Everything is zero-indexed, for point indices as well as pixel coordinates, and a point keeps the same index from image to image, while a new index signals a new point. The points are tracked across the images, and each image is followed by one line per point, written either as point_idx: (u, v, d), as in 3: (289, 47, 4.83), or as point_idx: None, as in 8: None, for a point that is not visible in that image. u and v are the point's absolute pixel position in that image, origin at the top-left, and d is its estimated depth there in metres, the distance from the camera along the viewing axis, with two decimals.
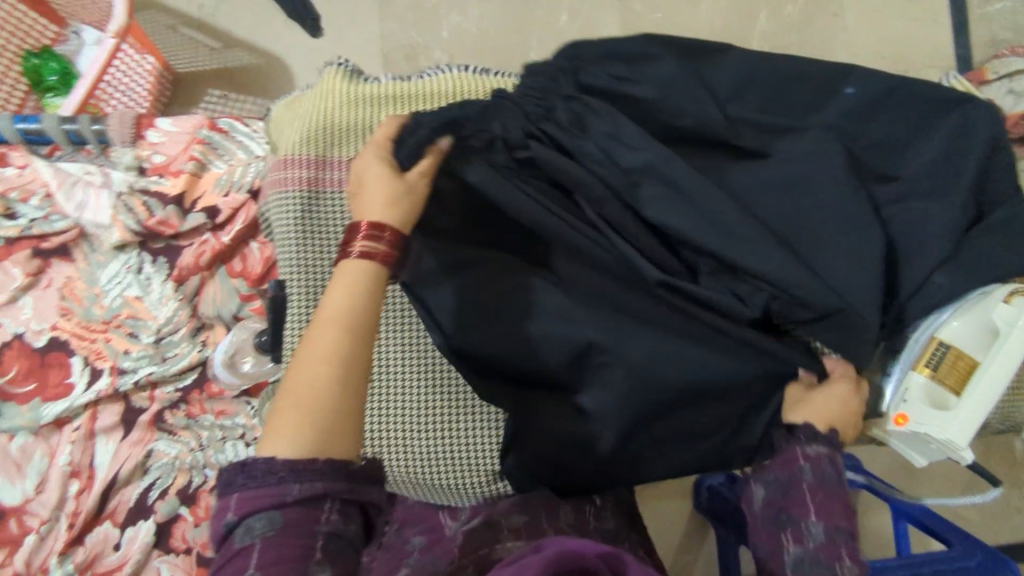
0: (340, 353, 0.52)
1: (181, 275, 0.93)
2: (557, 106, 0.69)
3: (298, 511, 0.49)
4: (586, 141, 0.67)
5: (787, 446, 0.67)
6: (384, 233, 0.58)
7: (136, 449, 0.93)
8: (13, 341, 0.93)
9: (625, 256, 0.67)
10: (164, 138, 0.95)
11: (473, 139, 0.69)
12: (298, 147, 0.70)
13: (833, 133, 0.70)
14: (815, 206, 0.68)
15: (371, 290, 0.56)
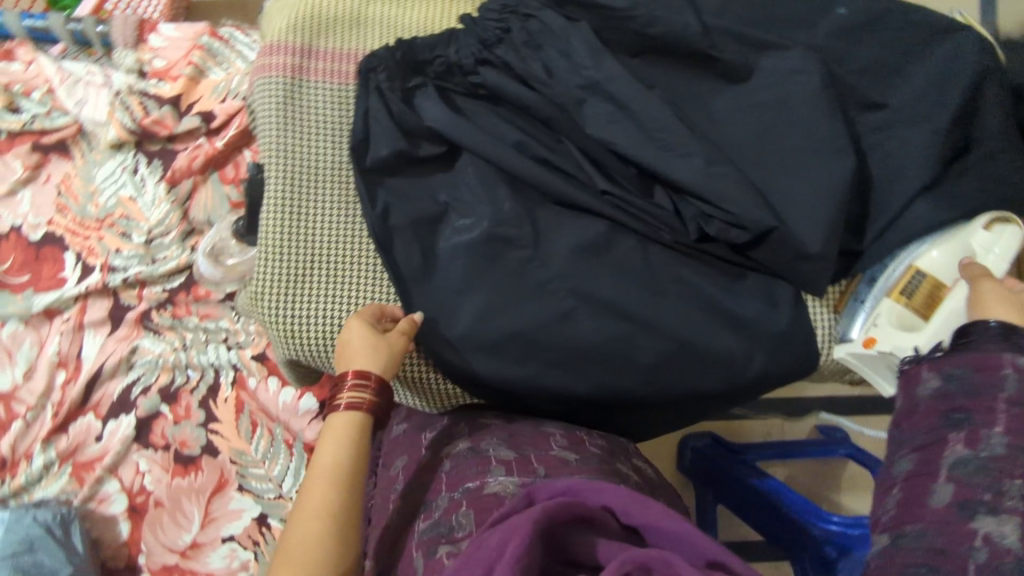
0: (335, 510, 0.57)
1: (174, 177, 0.95)
2: (514, 28, 0.69)
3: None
4: (534, 64, 0.68)
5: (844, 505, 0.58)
6: (368, 378, 0.63)
7: (122, 344, 0.95)
8: (11, 233, 0.96)
9: (588, 173, 0.70)
10: (166, 44, 0.96)
11: (433, 66, 0.71)
12: (285, 35, 0.71)
13: (816, 53, 0.71)
14: (790, 125, 0.69)
15: (358, 440, 0.61)
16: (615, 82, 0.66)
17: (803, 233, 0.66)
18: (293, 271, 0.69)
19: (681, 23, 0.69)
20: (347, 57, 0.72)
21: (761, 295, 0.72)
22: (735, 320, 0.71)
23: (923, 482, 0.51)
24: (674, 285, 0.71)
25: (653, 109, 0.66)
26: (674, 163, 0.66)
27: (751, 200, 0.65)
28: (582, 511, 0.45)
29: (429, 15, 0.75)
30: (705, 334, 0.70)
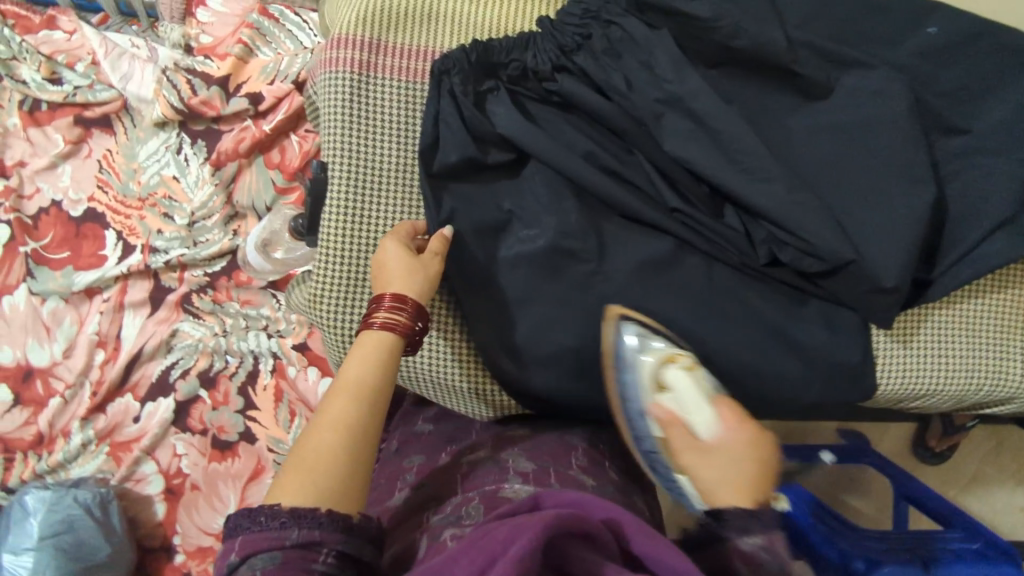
0: (358, 426, 0.53)
1: (219, 159, 0.93)
2: (595, 34, 0.68)
3: (298, 552, 0.46)
4: (614, 74, 0.66)
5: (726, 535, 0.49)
6: (407, 303, 0.58)
7: (162, 327, 0.94)
8: (51, 207, 0.95)
9: (658, 189, 0.68)
10: (213, 19, 0.94)
11: (508, 69, 0.69)
12: (350, 27, 0.67)
13: (903, 72, 0.68)
14: (873, 148, 0.66)
15: (388, 360, 0.57)
16: (699, 99, 0.64)
17: (882, 264, 0.63)
18: (353, 275, 0.66)
19: (767, 34, 0.65)
20: (415, 53, 0.69)
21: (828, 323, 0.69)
22: (799, 347, 0.69)
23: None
24: (740, 309, 0.69)
25: (735, 128, 0.63)
26: (754, 188, 0.63)
27: (829, 228, 0.63)
28: (585, 525, 0.41)
29: (501, 13, 0.72)
30: (768, 360, 0.68)
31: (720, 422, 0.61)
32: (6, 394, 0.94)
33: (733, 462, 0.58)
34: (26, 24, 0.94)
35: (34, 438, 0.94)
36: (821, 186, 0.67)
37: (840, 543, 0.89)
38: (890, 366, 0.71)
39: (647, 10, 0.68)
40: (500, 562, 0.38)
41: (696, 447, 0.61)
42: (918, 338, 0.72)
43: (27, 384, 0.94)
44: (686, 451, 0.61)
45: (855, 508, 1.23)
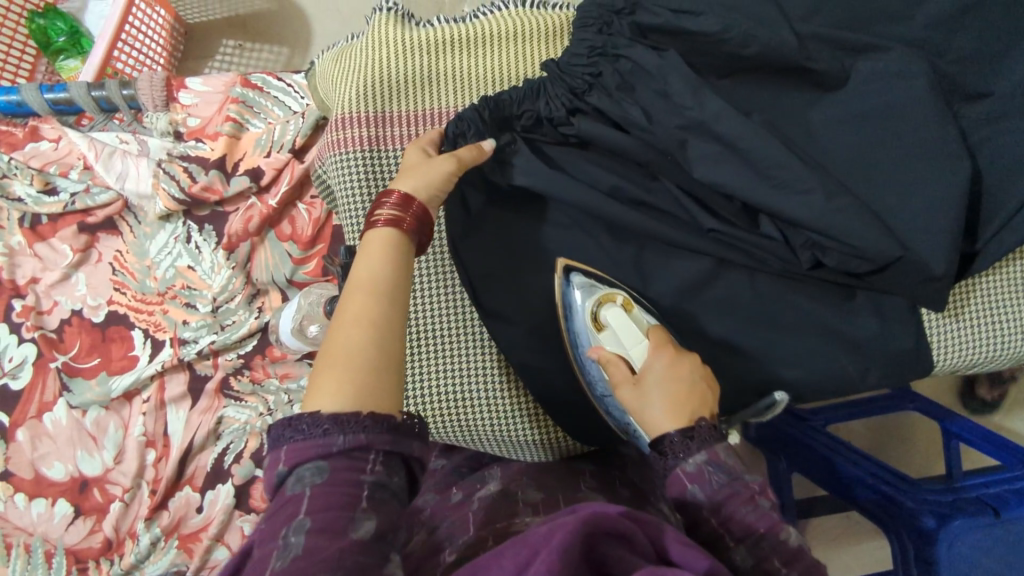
0: (387, 319, 0.47)
1: (231, 242, 0.92)
2: (605, 71, 0.68)
3: (345, 462, 0.42)
4: (632, 108, 0.66)
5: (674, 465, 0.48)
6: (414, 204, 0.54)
7: (207, 416, 0.94)
8: (73, 318, 0.94)
9: (688, 212, 0.68)
10: (197, 99, 0.92)
11: (522, 120, 0.70)
12: (355, 105, 0.68)
13: (914, 48, 0.66)
14: (900, 134, 0.64)
15: (402, 252, 0.52)
16: (722, 121, 0.63)
17: (932, 252, 0.62)
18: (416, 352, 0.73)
19: (777, 38, 0.64)
20: (422, 119, 0.69)
21: (876, 314, 0.69)
22: (855, 341, 0.69)
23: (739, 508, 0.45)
24: (783, 315, 0.69)
25: (763, 144, 0.62)
26: (792, 201, 0.62)
27: (873, 228, 0.61)
28: (613, 525, 0.39)
29: (502, 61, 0.71)
30: (825, 359, 0.69)
31: (650, 349, 0.57)
32: (65, 508, 0.93)
33: (675, 380, 0.54)
34: (11, 141, 0.93)
35: (101, 545, 0.93)
36: (856, 181, 0.65)
37: (907, 502, 0.84)
38: (943, 342, 0.72)
39: (649, 33, 0.67)
40: (538, 562, 0.37)
41: (632, 379, 0.56)
42: (965, 309, 0.72)
43: (84, 495, 0.93)
44: (625, 383, 0.56)
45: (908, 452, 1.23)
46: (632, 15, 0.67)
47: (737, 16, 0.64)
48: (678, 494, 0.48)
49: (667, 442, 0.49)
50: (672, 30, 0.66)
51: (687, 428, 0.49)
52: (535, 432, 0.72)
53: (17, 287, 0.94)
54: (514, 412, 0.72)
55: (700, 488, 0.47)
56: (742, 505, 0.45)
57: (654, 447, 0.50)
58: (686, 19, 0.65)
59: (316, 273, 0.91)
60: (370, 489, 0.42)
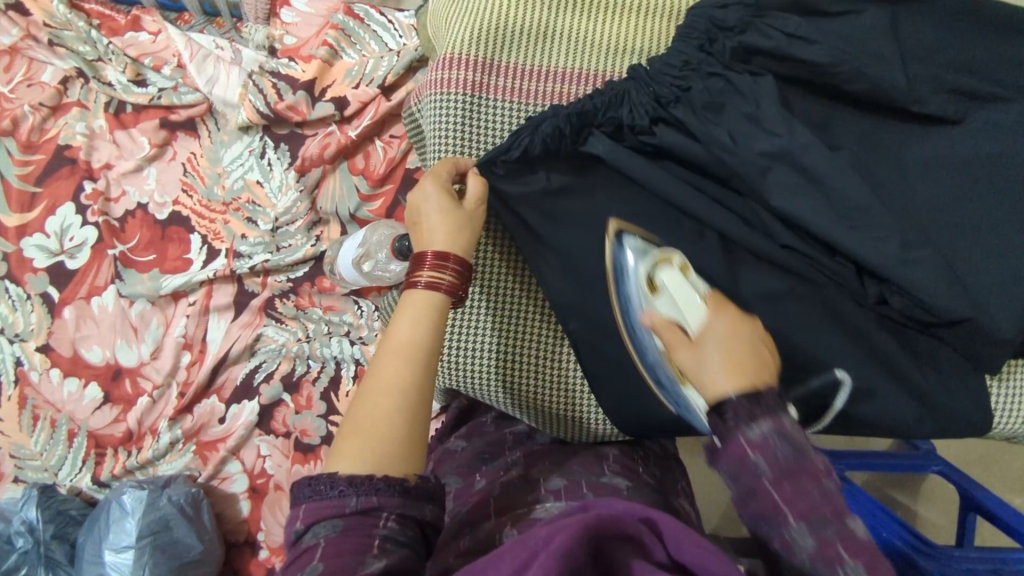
0: (411, 385, 0.52)
1: (304, 165, 0.92)
2: (694, 87, 0.62)
3: (358, 520, 0.47)
4: (717, 129, 0.61)
5: (723, 439, 0.44)
6: (451, 261, 0.57)
7: (247, 331, 0.95)
8: (137, 211, 0.96)
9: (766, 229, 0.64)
10: (298, 19, 0.92)
11: (602, 128, 0.65)
12: (464, 47, 0.67)
13: None
14: (1007, 188, 0.61)
15: (436, 319, 0.55)
16: (808, 152, 0.59)
17: (1010, 318, 0.59)
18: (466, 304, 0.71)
19: (887, 79, 0.60)
20: (527, 74, 0.68)
21: (938, 368, 0.66)
22: (912, 390, 0.66)
23: (808, 483, 0.42)
24: None
25: (855, 176, 0.59)
26: (871, 245, 0.58)
27: (947, 287, 0.58)
28: (622, 528, 0.40)
29: (617, 29, 0.69)
30: (878, 402, 0.66)
31: (707, 310, 0.52)
32: (96, 392, 0.95)
33: (734, 341, 0.49)
34: (113, 26, 0.96)
35: (123, 435, 0.95)
36: (949, 229, 0.61)
37: (921, 563, 0.74)
38: (1007, 410, 0.70)
39: (755, 57, 0.62)
40: (542, 558, 0.37)
41: (689, 343, 0.50)
42: None
43: (115, 383, 0.95)
44: (681, 347, 0.51)
45: (919, 511, 1.19)
46: (739, 33, 0.61)
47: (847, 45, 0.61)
48: (739, 461, 0.44)
49: (728, 405, 0.45)
50: (785, 55, 0.61)
51: (754, 392, 0.45)
52: (576, 407, 0.72)
53: (90, 169, 0.95)
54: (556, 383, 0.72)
55: (765, 459, 0.43)
56: (809, 482, 0.42)
57: (714, 412, 0.46)
58: (798, 45, 0.60)
59: (381, 212, 0.91)
60: (381, 541, 0.46)
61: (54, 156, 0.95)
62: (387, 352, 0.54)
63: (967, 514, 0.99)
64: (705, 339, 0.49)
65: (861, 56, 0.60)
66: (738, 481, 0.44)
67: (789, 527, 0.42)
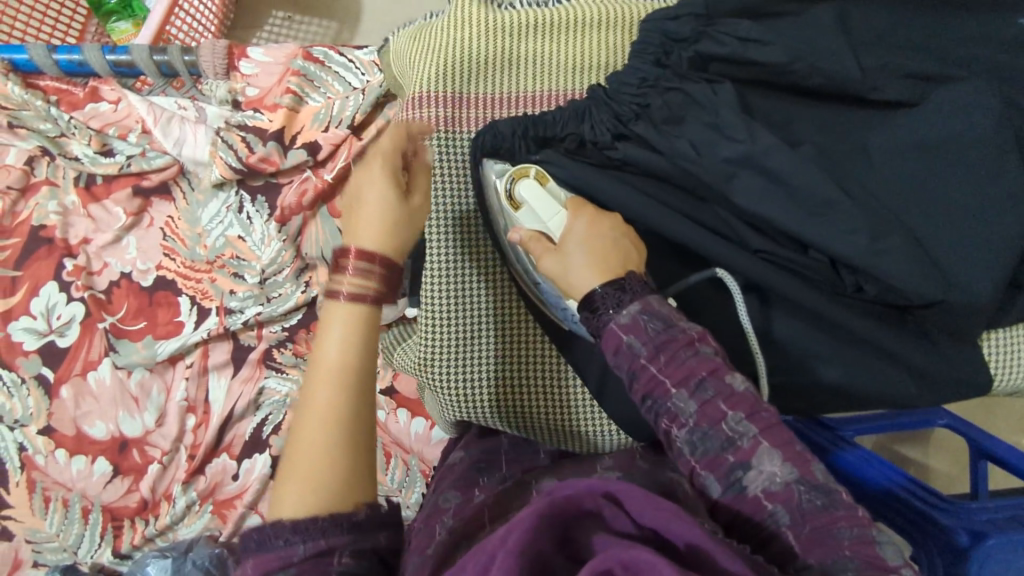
0: (347, 416, 0.49)
1: (284, 215, 0.91)
2: (653, 103, 0.63)
3: (310, 564, 0.45)
4: (678, 141, 0.62)
5: (602, 328, 0.52)
6: (377, 265, 0.53)
7: (248, 386, 0.95)
8: (122, 280, 0.95)
9: (734, 231, 0.66)
10: (257, 69, 0.92)
11: (565, 143, 0.66)
12: (431, 85, 0.66)
13: (987, 74, 0.64)
14: (966, 163, 0.63)
15: (369, 333, 0.52)
16: (771, 156, 0.60)
17: (980, 289, 0.62)
18: (454, 338, 0.68)
19: (841, 71, 0.62)
20: (496, 103, 0.68)
21: (925, 342, 0.68)
22: (907, 362, 0.68)
23: (686, 351, 0.50)
24: (826, 329, 0.69)
25: (814, 177, 0.60)
26: (838, 238, 0.60)
27: (919, 269, 0.60)
28: (580, 505, 0.42)
29: (580, 49, 0.69)
30: (869, 375, 0.69)
31: (569, 216, 0.59)
32: (105, 466, 0.94)
33: (594, 239, 0.56)
34: (71, 100, 0.95)
35: (138, 505, 0.95)
36: (917, 209, 0.63)
37: (940, 519, 0.75)
38: (1002, 365, 0.71)
39: (711, 64, 0.63)
40: (501, 552, 0.39)
41: (553, 248, 0.57)
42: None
43: (123, 455, 0.95)
44: (548, 254, 0.57)
45: (929, 464, 1.22)
46: (694, 43, 0.62)
47: (801, 45, 0.62)
48: (615, 346, 0.51)
49: (596, 297, 0.52)
50: (740, 60, 0.62)
51: (616, 282, 0.52)
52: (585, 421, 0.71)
53: (68, 246, 0.94)
54: (563, 399, 0.71)
55: (637, 337, 0.50)
56: (682, 349, 0.50)
57: (586, 308, 0.53)
58: (753, 49, 0.61)
59: None
60: None
61: (29, 237, 0.94)
62: (319, 374, 0.49)
63: (975, 463, 1.00)
64: (570, 245, 0.56)
65: (815, 52, 0.62)
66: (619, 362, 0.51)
67: (671, 398, 0.49)
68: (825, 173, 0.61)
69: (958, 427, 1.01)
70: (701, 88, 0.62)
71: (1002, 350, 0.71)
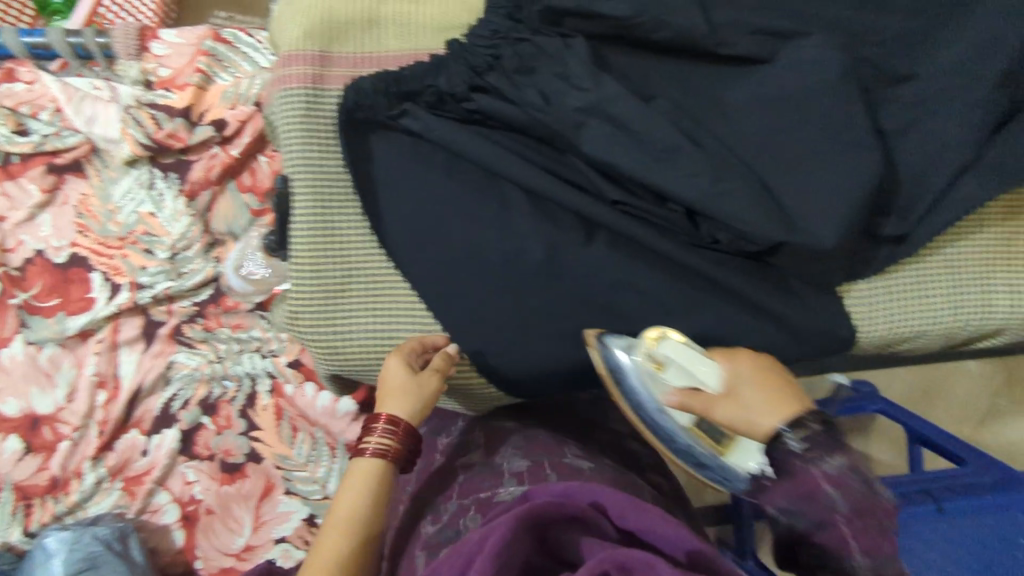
0: (352, 549, 0.63)
1: (192, 189, 0.95)
2: (505, 54, 0.66)
3: None
4: (528, 90, 0.65)
5: (799, 467, 0.56)
6: (398, 427, 0.68)
7: (157, 361, 0.96)
8: (34, 257, 0.96)
9: (591, 181, 0.69)
10: (170, 50, 0.95)
11: (425, 97, 0.67)
12: (300, 43, 0.68)
13: (827, 32, 0.68)
14: (812, 115, 0.65)
15: (379, 485, 0.67)
16: (616, 104, 0.63)
17: (827, 232, 0.63)
18: (330, 287, 0.70)
19: (685, 26, 0.66)
20: (365, 61, 0.70)
21: (785, 293, 0.71)
22: (767, 310, 0.70)
23: (885, 515, 0.54)
24: (693, 279, 0.71)
25: (655, 125, 0.63)
26: (683, 180, 0.63)
27: (759, 211, 0.63)
28: (567, 512, 0.48)
29: (448, 10, 0.71)
30: (733, 326, 0.70)
31: (722, 369, 0.64)
32: (16, 444, 0.93)
33: (765, 385, 0.63)
34: None
35: (48, 483, 0.93)
36: (766, 155, 0.66)
37: None
38: (865, 317, 0.73)
39: (565, 19, 0.66)
40: (480, 559, 0.44)
41: (722, 398, 0.63)
42: (889, 285, 0.73)
43: (35, 431, 0.94)
44: (719, 399, 0.63)
45: (871, 455, 1.23)
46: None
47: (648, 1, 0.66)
48: (808, 492, 0.55)
49: (787, 436, 0.58)
50: (588, 14, 0.65)
51: (817, 427, 0.58)
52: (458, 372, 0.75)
53: None
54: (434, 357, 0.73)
55: (841, 493, 0.54)
56: (878, 513, 0.54)
57: (773, 444, 0.59)
58: (597, 3, 0.65)
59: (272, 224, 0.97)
60: None
61: None
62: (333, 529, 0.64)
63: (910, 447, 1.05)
64: (745, 398, 0.63)
65: (661, 8, 0.66)
66: (803, 515, 0.56)
67: (853, 558, 0.53)
68: (670, 122, 0.64)
69: (894, 413, 1.05)
70: (552, 42, 0.65)
71: (863, 300, 0.73)
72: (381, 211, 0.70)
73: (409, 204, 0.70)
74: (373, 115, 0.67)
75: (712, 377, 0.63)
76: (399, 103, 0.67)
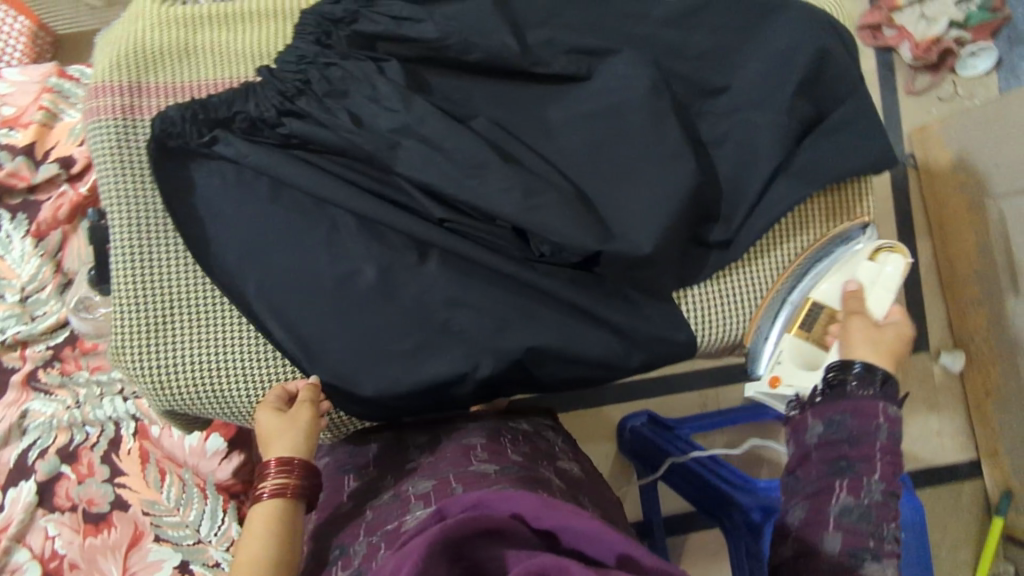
0: None
1: (40, 230, 0.92)
2: (312, 77, 0.66)
3: None
4: (339, 112, 0.66)
5: (855, 399, 0.61)
6: (293, 467, 0.62)
7: (11, 410, 0.92)
8: None
9: (416, 202, 0.68)
10: (13, 88, 0.92)
11: (236, 123, 0.68)
12: (109, 75, 0.69)
13: (643, 47, 0.70)
14: (626, 126, 0.66)
15: (283, 528, 0.59)
16: (425, 124, 0.64)
17: (643, 239, 0.64)
18: (152, 320, 0.67)
19: (498, 45, 0.67)
20: (178, 89, 0.71)
21: (627, 303, 0.69)
22: (609, 323, 0.68)
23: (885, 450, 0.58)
24: (532, 295, 0.68)
25: (467, 143, 0.64)
26: (496, 195, 0.63)
27: (575, 221, 0.63)
28: (483, 524, 0.43)
29: (263, 37, 0.73)
30: (578, 339, 0.68)
31: (896, 308, 0.69)
32: None
33: (881, 334, 0.66)
34: None
35: None
36: (584, 169, 0.67)
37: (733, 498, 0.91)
38: (700, 321, 0.73)
39: (377, 43, 0.68)
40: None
41: (875, 324, 0.67)
42: (722, 288, 0.73)
43: None
44: (863, 317, 0.68)
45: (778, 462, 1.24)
46: (352, 23, 0.68)
47: (457, 22, 0.67)
48: (861, 426, 0.60)
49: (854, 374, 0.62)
50: (398, 37, 0.67)
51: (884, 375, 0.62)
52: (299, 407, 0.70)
53: None
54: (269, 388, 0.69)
55: (881, 435, 0.59)
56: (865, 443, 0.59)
57: (839, 374, 0.63)
58: (407, 26, 0.67)
59: None
60: None
61: None
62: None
63: None
64: (887, 325, 0.67)
65: (471, 29, 0.67)
66: (811, 475, 0.60)
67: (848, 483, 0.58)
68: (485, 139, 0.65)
69: None
70: (364, 65, 0.66)
71: (698, 306, 0.72)
72: (205, 242, 0.67)
73: (230, 234, 0.67)
74: (185, 144, 0.67)
75: (882, 305, 0.69)
76: (211, 130, 0.67)
